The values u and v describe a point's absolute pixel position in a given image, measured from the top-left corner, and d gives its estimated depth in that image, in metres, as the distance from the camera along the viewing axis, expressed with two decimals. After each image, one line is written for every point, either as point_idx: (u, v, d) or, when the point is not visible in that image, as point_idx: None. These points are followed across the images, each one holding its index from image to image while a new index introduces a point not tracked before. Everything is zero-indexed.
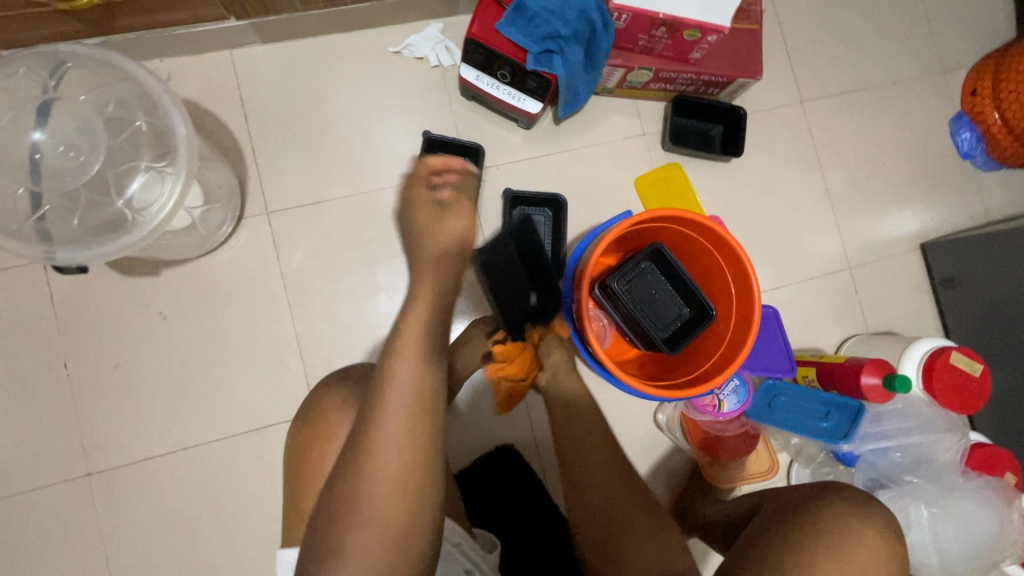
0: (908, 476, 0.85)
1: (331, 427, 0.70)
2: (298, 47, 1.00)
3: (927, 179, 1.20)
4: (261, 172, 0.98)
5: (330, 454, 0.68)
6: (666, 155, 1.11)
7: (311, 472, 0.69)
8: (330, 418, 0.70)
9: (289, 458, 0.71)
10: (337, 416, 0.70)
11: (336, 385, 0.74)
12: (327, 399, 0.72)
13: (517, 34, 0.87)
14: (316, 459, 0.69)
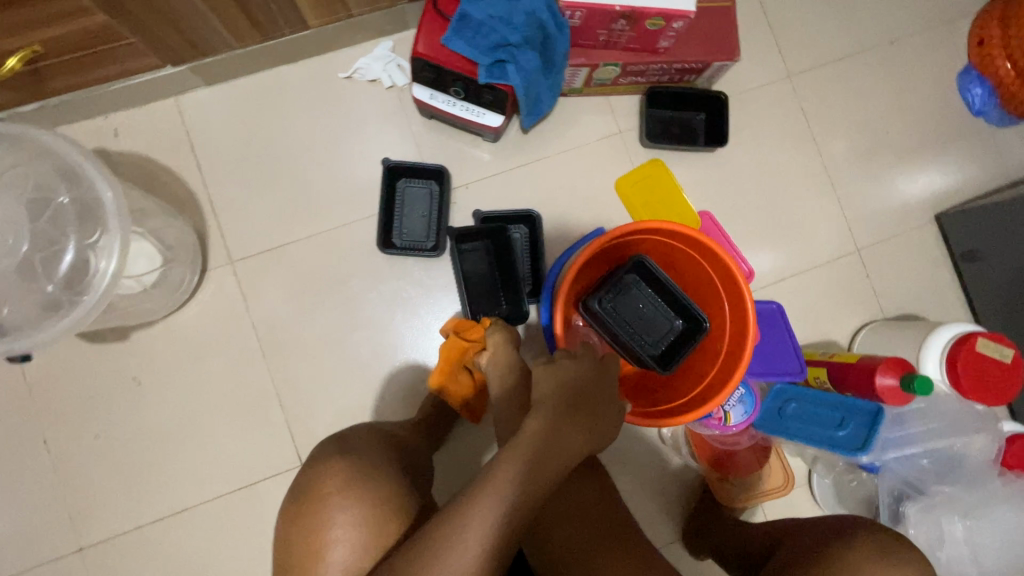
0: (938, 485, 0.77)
1: (340, 510, 0.63)
2: (244, 85, 0.95)
3: (937, 144, 1.10)
4: (220, 221, 0.94)
5: (336, 536, 0.63)
6: (646, 152, 1.03)
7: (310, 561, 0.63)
8: (342, 498, 0.64)
9: (283, 543, 0.65)
10: (351, 497, 0.64)
11: (339, 464, 0.66)
12: (326, 481, 0.65)
13: (464, 47, 0.80)
14: (308, 538, 0.63)
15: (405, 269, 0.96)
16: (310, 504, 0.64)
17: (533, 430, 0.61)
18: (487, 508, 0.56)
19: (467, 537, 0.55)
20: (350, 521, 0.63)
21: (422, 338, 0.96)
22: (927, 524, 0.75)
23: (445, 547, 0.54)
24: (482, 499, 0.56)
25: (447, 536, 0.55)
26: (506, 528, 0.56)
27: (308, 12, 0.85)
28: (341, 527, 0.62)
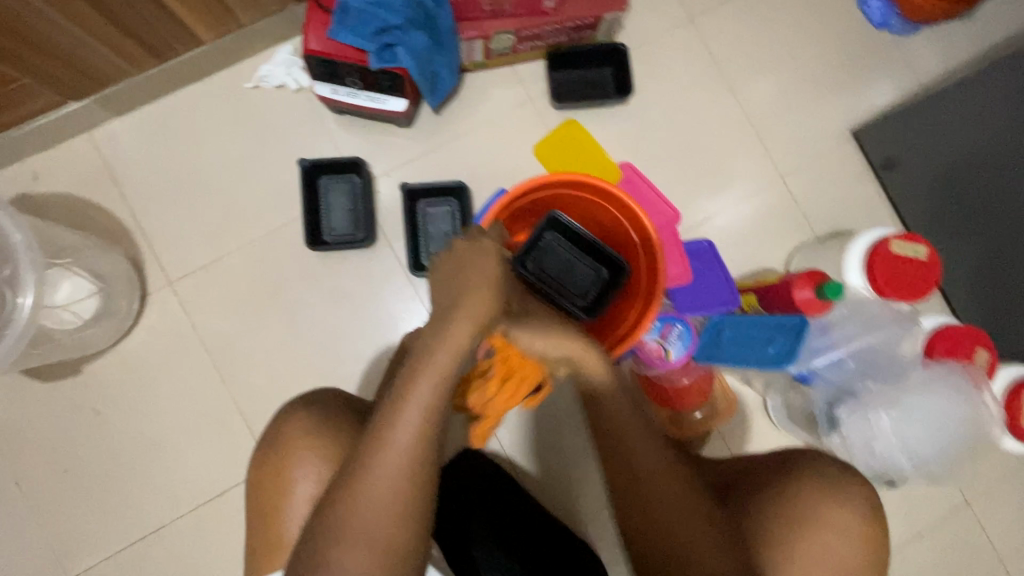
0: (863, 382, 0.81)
1: (302, 451, 0.68)
2: (153, 109, 0.97)
3: (844, 62, 1.11)
4: (152, 245, 0.96)
5: (306, 473, 0.67)
6: (560, 114, 1.05)
7: (277, 505, 0.67)
8: (300, 442, 0.68)
9: (256, 494, 0.69)
10: (307, 441, 0.68)
11: (304, 411, 0.70)
12: (290, 428, 0.69)
13: (349, 37, 0.81)
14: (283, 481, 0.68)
15: (340, 264, 0.98)
16: (277, 448, 0.69)
17: (462, 330, 0.61)
18: (418, 398, 0.59)
19: (399, 431, 0.58)
20: (314, 462, 0.67)
21: (367, 329, 0.98)
22: (858, 422, 0.78)
23: (379, 443, 0.57)
24: (410, 394, 0.59)
25: (379, 435, 0.58)
26: (431, 421, 0.59)
27: (196, 27, 0.87)
28: (307, 465, 0.68)
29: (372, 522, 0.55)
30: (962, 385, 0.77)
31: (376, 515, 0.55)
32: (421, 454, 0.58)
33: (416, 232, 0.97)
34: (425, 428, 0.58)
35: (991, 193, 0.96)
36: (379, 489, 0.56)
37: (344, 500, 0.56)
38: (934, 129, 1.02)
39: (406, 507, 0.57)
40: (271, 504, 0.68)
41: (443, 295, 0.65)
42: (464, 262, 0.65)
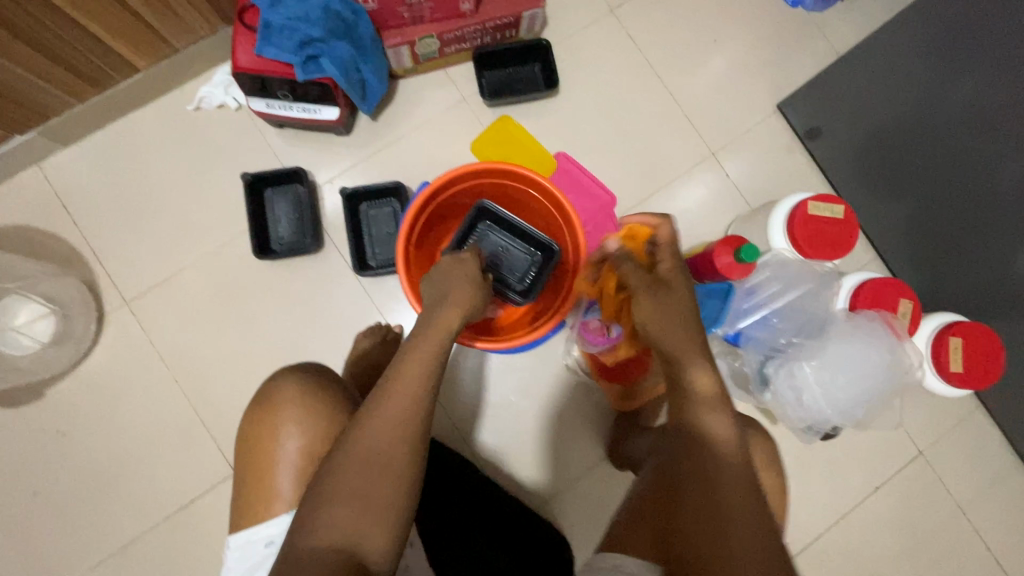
0: (789, 338, 0.85)
1: (293, 416, 0.66)
2: (99, 138, 1.00)
3: (763, 40, 1.17)
4: (107, 268, 0.99)
5: (298, 436, 0.66)
6: (493, 111, 1.09)
7: (266, 468, 0.65)
8: (289, 407, 0.67)
9: (242, 461, 0.67)
10: (300, 406, 0.67)
11: (295, 375, 0.69)
12: (280, 390, 0.67)
13: (273, 51, 0.85)
14: (273, 445, 0.66)
15: (290, 271, 1.01)
16: (265, 410, 0.67)
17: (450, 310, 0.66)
18: (421, 358, 0.62)
19: (404, 384, 0.60)
20: (313, 424, 0.66)
21: (323, 331, 1.01)
22: (786, 377, 0.82)
23: (385, 394, 0.59)
24: (413, 354, 0.62)
25: (385, 387, 0.60)
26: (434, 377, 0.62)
27: (131, 55, 0.91)
28: (301, 429, 0.66)
29: (377, 465, 0.56)
30: (881, 332, 0.82)
31: (383, 458, 0.57)
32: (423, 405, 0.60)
33: (361, 235, 1.00)
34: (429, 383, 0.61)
35: (911, 154, 1.01)
36: (385, 434, 0.57)
37: (348, 446, 0.57)
38: (844, 102, 1.08)
39: (409, 453, 0.58)
40: (259, 467, 0.66)
41: (433, 291, 0.70)
42: (447, 275, 0.71)
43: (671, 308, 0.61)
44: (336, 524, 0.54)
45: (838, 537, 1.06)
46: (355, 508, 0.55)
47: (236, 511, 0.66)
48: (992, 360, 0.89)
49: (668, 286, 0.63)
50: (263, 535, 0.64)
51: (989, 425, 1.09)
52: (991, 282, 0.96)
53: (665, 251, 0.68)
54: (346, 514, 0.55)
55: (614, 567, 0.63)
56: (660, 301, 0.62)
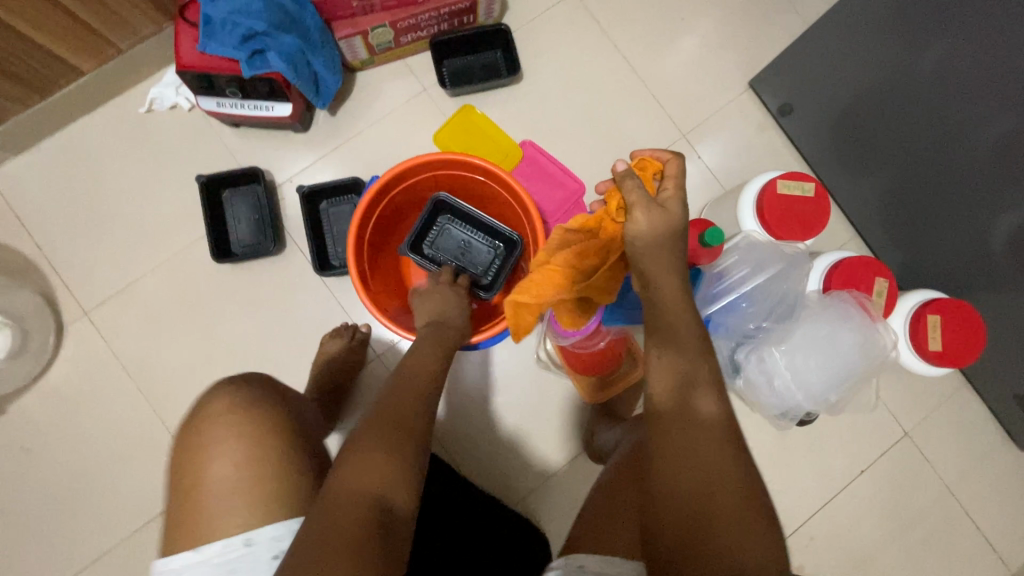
0: (758, 323, 0.82)
1: (225, 426, 0.60)
2: (49, 145, 0.98)
3: (732, 16, 1.13)
4: (64, 278, 0.97)
5: (225, 450, 0.59)
6: (456, 101, 1.06)
7: (193, 492, 0.58)
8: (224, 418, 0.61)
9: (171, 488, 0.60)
10: (236, 417, 0.61)
11: (227, 387, 0.63)
12: (210, 406, 0.62)
13: (216, 48, 0.83)
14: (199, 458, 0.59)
15: (252, 273, 0.99)
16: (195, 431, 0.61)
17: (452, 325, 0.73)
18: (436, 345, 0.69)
19: (427, 361, 0.66)
20: (241, 436, 0.60)
21: (288, 334, 0.98)
22: (756, 363, 0.80)
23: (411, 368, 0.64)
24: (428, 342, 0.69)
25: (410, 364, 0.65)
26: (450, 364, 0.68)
27: (73, 57, 0.88)
28: (229, 443, 0.59)
29: (408, 425, 0.56)
30: (853, 313, 0.79)
31: (408, 417, 0.57)
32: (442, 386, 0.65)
33: (322, 234, 0.98)
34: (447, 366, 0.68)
35: (887, 126, 0.96)
36: (418, 395, 0.61)
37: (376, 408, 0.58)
38: (821, 69, 1.02)
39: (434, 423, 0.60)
40: (189, 481, 0.59)
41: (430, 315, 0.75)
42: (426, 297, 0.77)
43: (664, 236, 0.60)
44: (362, 474, 0.50)
45: (823, 523, 1.04)
46: (396, 453, 0.53)
47: (166, 543, 0.58)
48: (973, 338, 0.86)
49: (665, 210, 0.61)
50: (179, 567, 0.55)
51: (976, 402, 1.07)
52: (968, 256, 0.94)
53: (671, 189, 0.62)
54: (376, 461, 0.51)
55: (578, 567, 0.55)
56: (657, 223, 0.60)
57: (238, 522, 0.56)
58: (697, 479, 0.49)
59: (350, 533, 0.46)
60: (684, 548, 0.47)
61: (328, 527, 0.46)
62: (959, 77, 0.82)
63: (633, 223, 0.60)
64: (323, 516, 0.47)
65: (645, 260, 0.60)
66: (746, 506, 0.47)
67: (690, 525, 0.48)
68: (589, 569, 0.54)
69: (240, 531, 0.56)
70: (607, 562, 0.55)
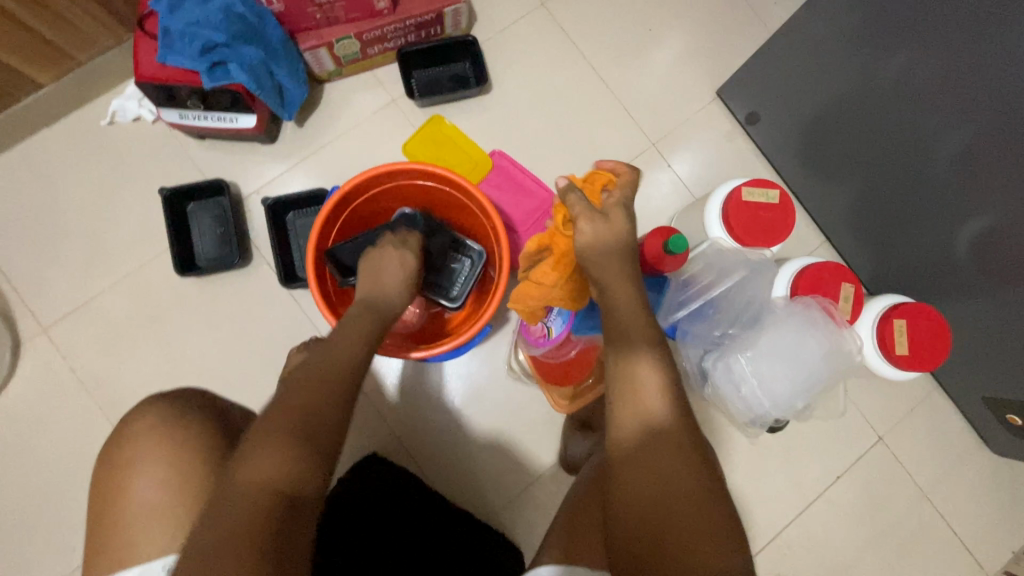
0: (724, 330, 0.83)
1: (147, 448, 0.62)
2: (7, 159, 0.96)
3: (699, 27, 1.15)
4: (21, 294, 0.94)
5: (143, 474, 0.61)
6: (426, 111, 1.06)
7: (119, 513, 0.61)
8: (147, 440, 0.62)
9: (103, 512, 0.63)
10: (156, 440, 0.62)
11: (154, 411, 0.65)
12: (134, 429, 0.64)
13: (176, 59, 0.82)
14: (122, 479, 0.61)
15: (217, 287, 0.97)
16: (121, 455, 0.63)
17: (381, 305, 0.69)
18: (366, 321, 0.66)
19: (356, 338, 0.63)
20: (162, 462, 0.61)
21: (253, 348, 0.96)
22: (723, 370, 0.80)
23: (333, 348, 0.60)
24: (361, 320, 0.65)
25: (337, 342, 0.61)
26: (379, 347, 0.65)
27: (31, 69, 0.87)
28: (151, 467, 0.61)
29: (317, 412, 0.53)
30: (820, 319, 0.80)
31: (316, 411, 0.53)
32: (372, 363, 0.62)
33: (289, 246, 0.96)
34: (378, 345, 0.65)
35: (854, 134, 0.96)
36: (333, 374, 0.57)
37: (280, 399, 0.54)
38: (786, 80, 1.02)
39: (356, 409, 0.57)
40: (110, 494, 0.61)
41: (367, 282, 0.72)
42: (374, 265, 0.73)
43: (612, 243, 0.62)
44: (257, 470, 0.48)
45: (799, 530, 1.03)
46: (304, 436, 0.51)
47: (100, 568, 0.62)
48: (937, 342, 0.86)
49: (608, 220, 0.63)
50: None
51: (947, 404, 1.07)
52: (938, 259, 0.94)
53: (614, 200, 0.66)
54: (277, 453, 0.49)
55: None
56: (600, 231, 0.62)
57: (159, 546, 0.59)
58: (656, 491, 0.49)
59: (254, 531, 0.44)
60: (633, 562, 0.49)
61: (222, 524, 0.45)
62: (917, 87, 0.82)
63: (583, 234, 0.62)
64: (221, 513, 0.45)
65: (598, 272, 0.61)
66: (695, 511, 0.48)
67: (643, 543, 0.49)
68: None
69: (159, 557, 0.58)
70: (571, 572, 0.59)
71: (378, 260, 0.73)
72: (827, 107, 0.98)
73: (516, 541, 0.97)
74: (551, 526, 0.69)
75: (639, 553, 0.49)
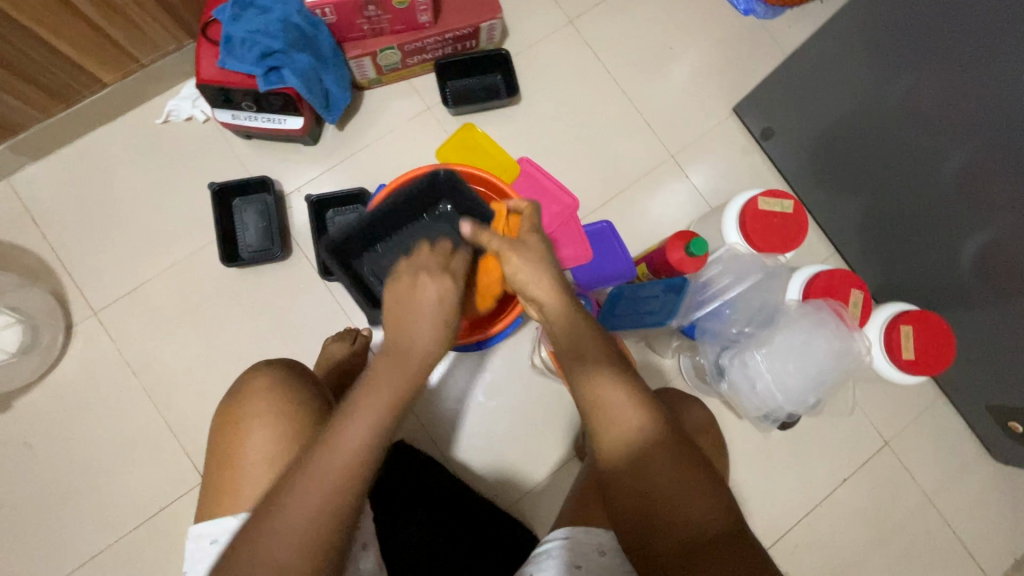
0: (741, 328, 0.88)
1: (253, 410, 0.67)
2: (68, 152, 1.03)
3: (716, 47, 1.21)
4: (75, 279, 1.00)
5: (250, 435, 0.66)
6: (458, 119, 1.12)
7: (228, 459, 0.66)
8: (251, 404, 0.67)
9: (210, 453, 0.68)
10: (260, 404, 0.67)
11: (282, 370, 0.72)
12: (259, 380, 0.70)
13: (236, 64, 0.89)
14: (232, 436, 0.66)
15: (257, 278, 1.02)
16: (237, 401, 0.68)
17: (399, 382, 0.58)
18: (362, 420, 0.55)
19: (341, 449, 0.54)
20: (267, 420, 0.66)
21: (290, 336, 1.01)
22: (739, 366, 0.85)
23: (306, 479, 0.53)
24: (350, 422, 0.55)
25: (314, 462, 0.54)
26: (377, 445, 0.56)
27: (99, 69, 0.94)
28: (256, 427, 0.66)
29: (290, 545, 0.51)
30: (831, 320, 0.84)
31: (295, 546, 0.52)
32: (364, 472, 0.55)
33: (328, 241, 1.02)
34: (375, 445, 0.56)
35: (862, 150, 1.02)
36: (307, 514, 0.52)
37: (259, 521, 0.52)
38: (801, 98, 1.08)
39: (346, 527, 0.54)
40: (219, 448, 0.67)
41: (393, 318, 0.61)
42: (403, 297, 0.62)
43: (539, 270, 0.64)
44: None
45: (807, 530, 1.07)
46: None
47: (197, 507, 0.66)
48: (944, 348, 0.90)
49: (526, 243, 0.65)
50: (195, 533, 0.64)
51: (951, 412, 1.11)
52: (942, 272, 0.99)
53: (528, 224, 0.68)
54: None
55: (564, 538, 0.64)
56: (525, 263, 0.64)
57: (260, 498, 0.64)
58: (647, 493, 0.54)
59: None
60: (634, 521, 0.55)
61: None
62: (922, 106, 0.88)
63: (509, 273, 0.64)
64: None
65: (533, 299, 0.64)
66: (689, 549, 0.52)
67: (638, 509, 0.55)
68: (574, 539, 0.64)
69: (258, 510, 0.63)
70: (589, 532, 0.65)
71: (421, 289, 0.61)
72: (837, 124, 1.04)
73: (535, 530, 1.01)
74: (566, 500, 0.74)
75: (642, 517, 0.54)
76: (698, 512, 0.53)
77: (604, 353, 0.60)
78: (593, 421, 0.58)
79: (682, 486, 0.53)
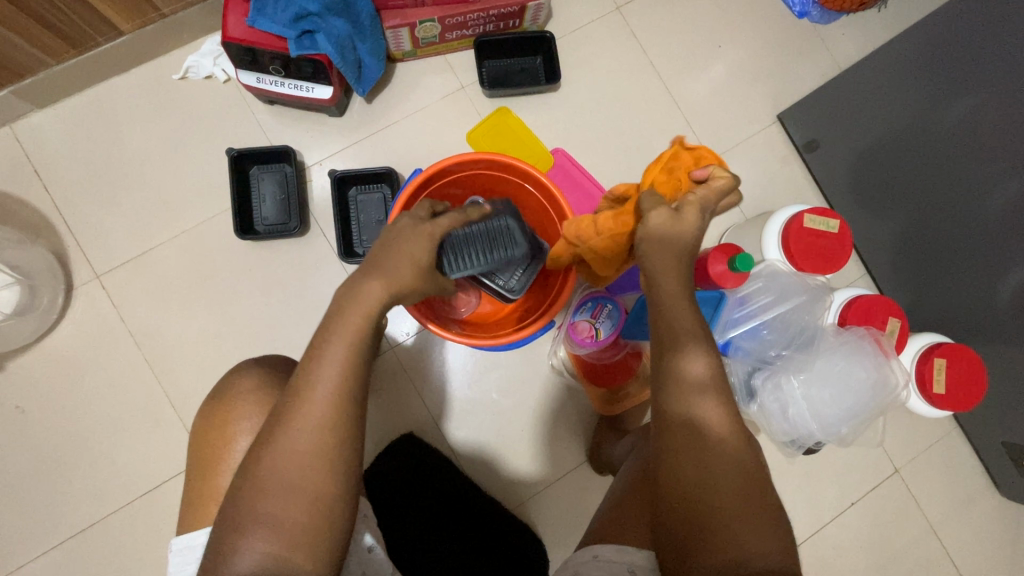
0: (778, 351, 0.86)
1: (236, 408, 0.66)
2: (79, 103, 0.96)
3: (768, 48, 1.16)
4: (78, 239, 0.95)
5: (237, 431, 0.65)
6: (494, 101, 1.06)
7: (213, 466, 0.65)
8: (237, 402, 0.66)
9: (193, 459, 0.67)
10: (247, 400, 0.66)
11: (253, 366, 0.70)
12: (240, 383, 0.68)
13: (267, 24, 0.83)
14: (221, 438, 0.65)
15: (271, 253, 0.97)
16: (219, 403, 0.67)
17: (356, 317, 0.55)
18: (330, 362, 0.53)
19: (317, 397, 0.52)
20: (253, 414, 0.66)
21: (303, 316, 0.97)
22: (772, 389, 0.84)
23: (284, 436, 0.52)
24: (324, 361, 0.53)
25: (291, 416, 0.52)
26: (353, 387, 0.54)
27: (117, 17, 0.87)
28: (244, 421, 0.65)
29: (288, 489, 0.51)
30: (870, 351, 0.83)
31: (295, 492, 0.51)
32: (348, 415, 0.53)
33: (345, 221, 0.97)
34: (355, 376, 0.54)
35: (905, 173, 0.98)
36: (296, 465, 0.51)
37: (255, 471, 0.51)
38: (852, 110, 1.04)
39: (352, 470, 0.53)
40: (208, 448, 0.66)
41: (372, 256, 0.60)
42: (407, 234, 0.60)
43: (677, 246, 0.59)
44: (257, 546, 0.50)
45: (809, 551, 1.06)
46: (275, 536, 0.50)
47: (181, 515, 0.65)
48: (973, 384, 0.89)
49: (681, 218, 0.59)
50: (180, 544, 0.62)
51: (964, 446, 1.10)
52: (973, 311, 0.96)
53: (695, 199, 0.60)
54: (270, 537, 0.50)
55: (592, 557, 0.62)
56: (668, 232, 0.59)
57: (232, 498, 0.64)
58: (705, 474, 0.52)
59: None
60: (691, 519, 0.51)
61: None
62: (978, 135, 0.84)
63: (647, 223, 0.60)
64: None
65: (654, 263, 0.59)
66: (747, 523, 0.50)
67: (698, 502, 0.51)
68: (603, 558, 0.61)
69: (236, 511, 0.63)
70: (620, 551, 0.60)
71: (403, 236, 0.60)
72: (888, 141, 0.99)
73: (539, 534, 0.99)
74: (594, 517, 0.69)
75: (700, 508, 0.51)
76: (756, 545, 0.49)
77: (691, 327, 0.56)
78: (662, 392, 0.56)
79: (728, 474, 0.52)
